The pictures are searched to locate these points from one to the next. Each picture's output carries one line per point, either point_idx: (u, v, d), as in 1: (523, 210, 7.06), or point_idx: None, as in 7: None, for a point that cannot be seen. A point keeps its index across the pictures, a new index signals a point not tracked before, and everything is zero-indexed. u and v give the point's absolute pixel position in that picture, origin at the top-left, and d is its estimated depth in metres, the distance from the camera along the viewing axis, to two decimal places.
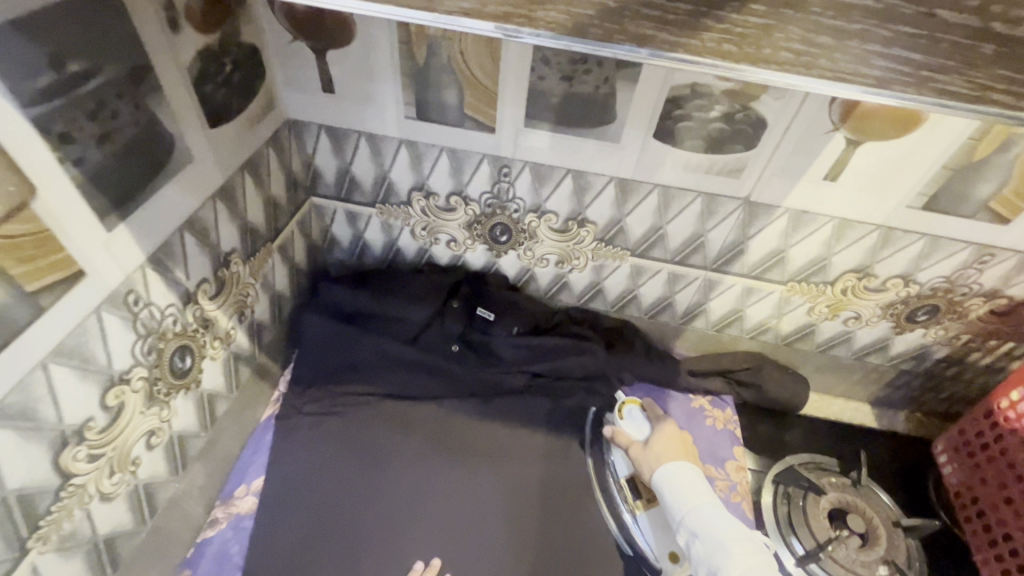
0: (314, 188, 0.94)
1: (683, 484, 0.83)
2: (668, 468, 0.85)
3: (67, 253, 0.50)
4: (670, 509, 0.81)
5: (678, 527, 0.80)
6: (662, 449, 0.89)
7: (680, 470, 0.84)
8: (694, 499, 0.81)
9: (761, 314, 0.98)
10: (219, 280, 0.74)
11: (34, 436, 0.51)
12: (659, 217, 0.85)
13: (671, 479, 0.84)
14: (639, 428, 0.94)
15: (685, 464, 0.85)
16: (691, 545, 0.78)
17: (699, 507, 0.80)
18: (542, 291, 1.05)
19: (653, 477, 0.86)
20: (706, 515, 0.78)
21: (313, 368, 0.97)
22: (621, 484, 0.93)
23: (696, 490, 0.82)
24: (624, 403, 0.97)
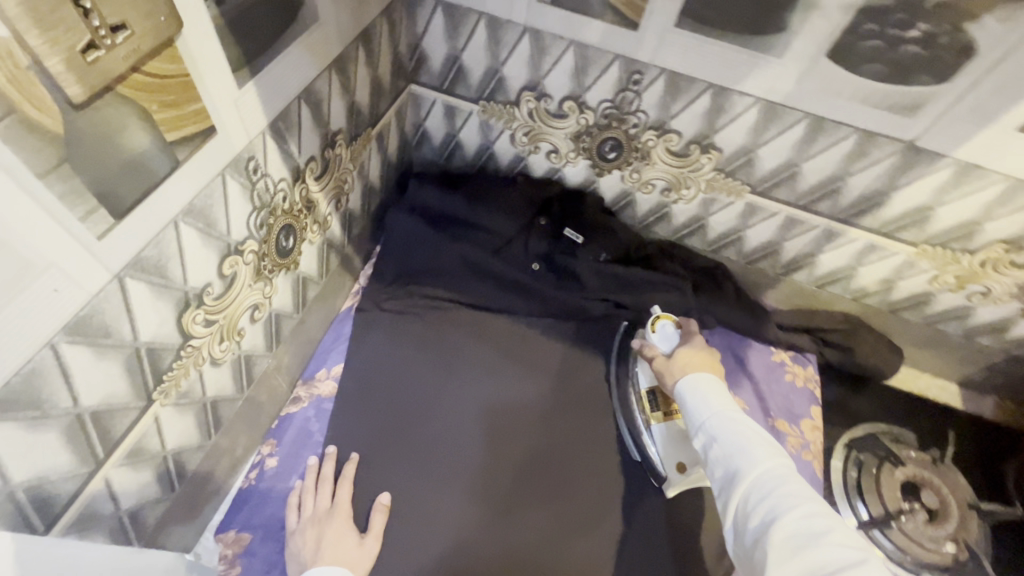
0: (416, 75, 0.88)
1: (708, 393, 0.64)
2: (692, 376, 0.67)
3: (203, 104, 0.46)
4: (692, 414, 0.63)
5: (697, 431, 0.61)
6: (690, 361, 0.71)
7: (705, 380, 0.65)
8: (723, 401, 0.62)
9: (874, 276, 0.90)
10: (324, 161, 0.71)
11: (165, 293, 0.50)
12: (798, 152, 0.76)
13: (694, 387, 0.66)
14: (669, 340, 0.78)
15: (711, 375, 0.67)
16: (708, 450, 0.59)
17: (731, 410, 0.61)
18: (637, 219, 0.99)
19: (677, 386, 0.68)
20: (732, 415, 0.59)
21: (395, 267, 0.95)
22: (641, 395, 0.87)
23: (725, 397, 0.63)
24: (658, 317, 0.80)
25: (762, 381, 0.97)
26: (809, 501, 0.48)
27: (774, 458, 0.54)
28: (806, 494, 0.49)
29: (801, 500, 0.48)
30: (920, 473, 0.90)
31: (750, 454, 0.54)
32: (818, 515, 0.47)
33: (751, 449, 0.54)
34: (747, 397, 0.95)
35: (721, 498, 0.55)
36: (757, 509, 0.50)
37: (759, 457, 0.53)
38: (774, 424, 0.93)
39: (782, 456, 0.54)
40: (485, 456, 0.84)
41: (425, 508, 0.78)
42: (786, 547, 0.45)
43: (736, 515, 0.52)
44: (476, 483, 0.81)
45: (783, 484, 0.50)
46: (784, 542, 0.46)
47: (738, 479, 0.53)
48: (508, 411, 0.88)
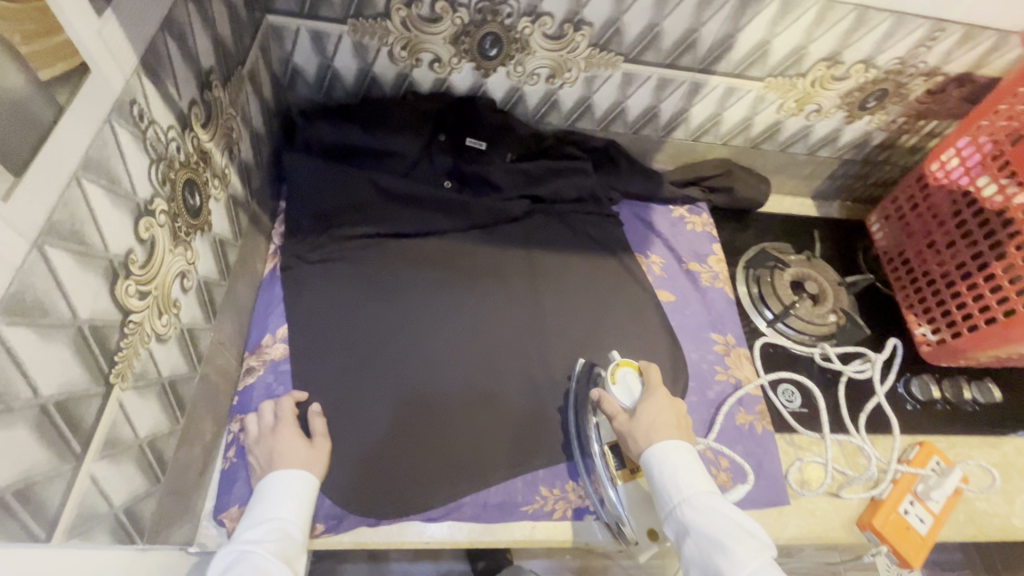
0: (270, 3, 0.81)
1: (676, 472, 0.72)
2: (661, 445, 0.75)
3: (66, 35, 0.41)
4: (663, 495, 0.72)
5: (670, 517, 0.71)
6: (654, 423, 0.77)
7: (673, 452, 0.74)
8: (690, 481, 0.72)
9: (736, 117, 1.04)
10: (205, 106, 0.65)
11: (90, 261, 0.46)
12: (658, 12, 0.84)
13: (664, 461, 0.73)
14: (629, 393, 0.83)
15: (677, 444, 0.75)
16: (683, 538, 0.69)
17: (699, 495, 0.70)
18: (530, 114, 1.03)
19: (642, 457, 0.76)
20: (700, 504, 0.69)
21: (306, 211, 0.91)
22: (605, 450, 0.84)
23: (691, 474, 0.72)
24: (618, 366, 0.86)
25: (670, 236, 1.10)
26: None
27: (747, 549, 0.64)
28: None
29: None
30: (802, 272, 1.09)
31: (728, 551, 0.64)
32: None
33: (729, 545, 0.64)
34: (661, 252, 1.08)
35: None
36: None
37: (736, 551, 0.64)
38: (687, 267, 1.08)
39: (753, 546, 0.65)
40: (453, 365, 0.88)
41: (410, 425, 0.82)
42: None
43: None
44: (449, 390, 0.86)
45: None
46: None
47: None
48: (464, 319, 0.92)
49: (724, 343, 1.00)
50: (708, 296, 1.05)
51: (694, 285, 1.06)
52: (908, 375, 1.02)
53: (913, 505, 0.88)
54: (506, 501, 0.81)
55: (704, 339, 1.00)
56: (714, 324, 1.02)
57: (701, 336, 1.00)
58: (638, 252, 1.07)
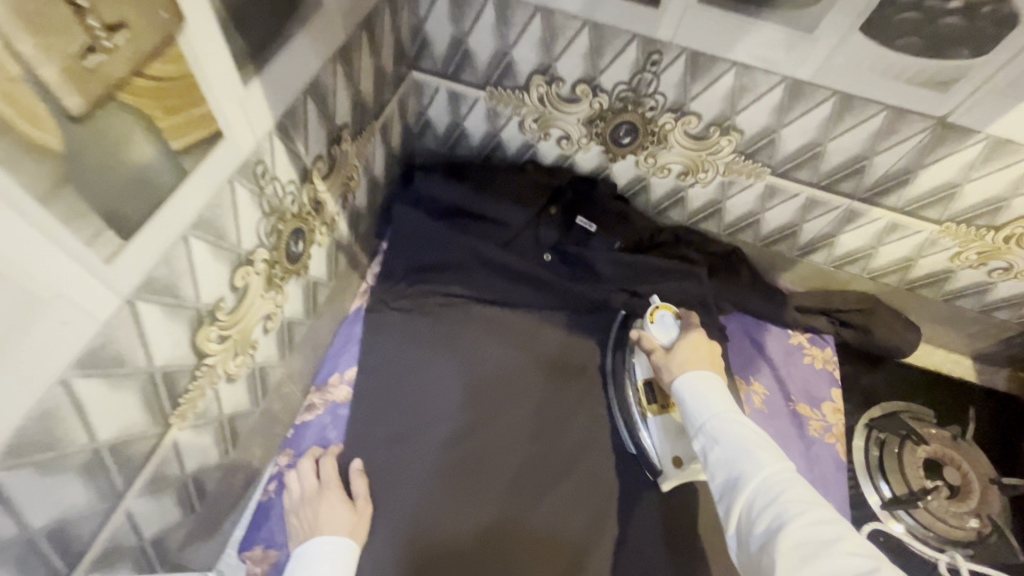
0: (418, 61, 0.83)
1: (710, 393, 0.62)
2: (692, 375, 0.65)
3: (208, 107, 0.42)
4: (692, 413, 0.62)
5: (697, 432, 0.60)
6: (689, 356, 0.68)
7: (705, 376, 0.64)
8: (722, 400, 0.61)
9: (894, 255, 0.89)
10: (330, 159, 0.67)
11: (177, 313, 0.47)
12: (824, 132, 0.73)
13: (694, 386, 0.64)
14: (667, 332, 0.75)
15: (714, 372, 0.65)
16: (708, 451, 0.58)
17: (730, 412, 0.59)
18: (650, 205, 0.96)
19: (674, 383, 0.67)
20: (735, 418, 0.58)
21: (403, 263, 0.92)
22: (638, 387, 0.84)
23: (726, 397, 0.61)
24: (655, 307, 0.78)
25: (782, 366, 0.96)
26: (815, 506, 0.48)
27: (778, 463, 0.53)
28: (810, 499, 0.49)
29: (809, 505, 0.48)
30: (942, 451, 0.90)
31: (755, 457, 0.53)
32: (823, 521, 0.47)
33: (756, 455, 0.53)
34: (767, 382, 0.95)
35: (722, 502, 0.54)
36: (766, 513, 0.49)
37: (763, 463, 0.53)
38: (794, 408, 0.93)
39: (784, 460, 0.54)
40: (506, 456, 0.82)
41: (449, 512, 0.76)
42: (795, 551, 0.45)
43: (739, 520, 0.52)
44: (498, 482, 0.80)
45: (787, 490, 0.50)
46: (794, 548, 0.46)
47: (743, 484, 0.52)
48: (529, 408, 0.86)
49: None
50: (814, 449, 0.89)
51: (800, 432, 0.91)
52: None
53: None
54: None
55: None
56: (816, 486, 0.86)
57: None
58: (739, 376, 0.94)
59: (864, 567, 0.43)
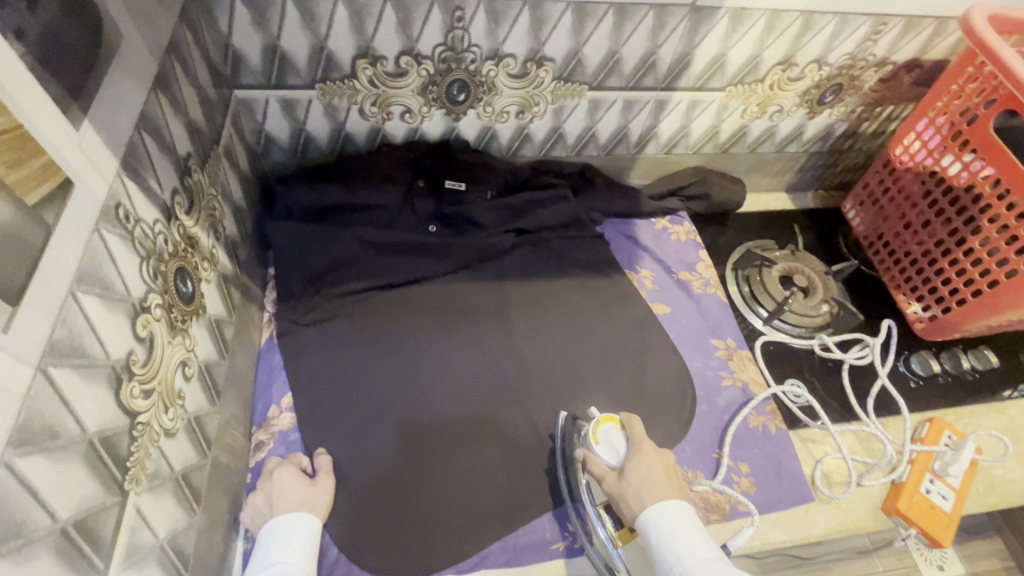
0: (236, 78, 0.82)
1: (676, 531, 0.65)
2: (656, 508, 0.67)
3: (48, 157, 0.41)
4: (664, 559, 0.64)
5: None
6: (644, 479, 0.71)
7: (670, 512, 0.66)
8: (692, 545, 0.64)
9: (703, 127, 1.07)
10: (187, 192, 0.65)
11: (94, 370, 0.45)
12: (615, 40, 0.86)
13: (660, 525, 0.66)
14: (615, 450, 0.77)
15: (676, 504, 0.67)
16: None
17: (701, 560, 0.62)
18: (504, 150, 1.05)
19: (638, 517, 0.68)
20: (709, 568, 0.61)
21: (298, 277, 0.91)
22: (600, 509, 0.77)
23: (693, 536, 0.65)
24: (599, 423, 0.79)
25: (656, 248, 1.12)
26: None
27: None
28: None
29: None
30: (788, 266, 1.11)
31: None
32: None
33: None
34: (650, 265, 1.10)
35: None
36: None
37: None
38: (677, 277, 1.09)
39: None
40: (457, 411, 0.88)
41: (421, 475, 0.82)
42: None
43: None
44: (458, 434, 0.86)
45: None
46: None
47: None
48: (466, 362, 0.92)
49: (726, 347, 1.01)
50: (702, 303, 1.06)
51: (687, 294, 1.07)
52: (907, 355, 1.04)
53: (934, 484, 0.89)
54: (533, 541, 0.81)
55: (707, 347, 1.01)
56: (713, 330, 1.03)
57: (701, 343, 1.01)
58: (627, 269, 1.09)
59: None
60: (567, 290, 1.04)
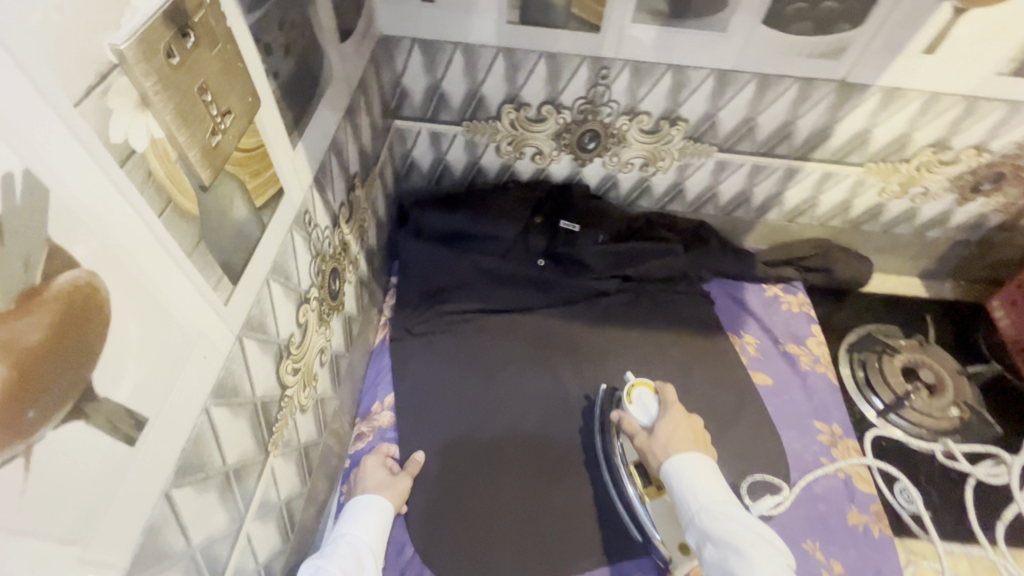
0: (399, 111, 0.93)
1: (695, 480, 0.68)
2: (679, 458, 0.71)
3: (274, 169, 0.51)
4: (682, 502, 0.68)
5: (690, 526, 0.66)
6: (671, 439, 0.74)
7: (691, 464, 0.69)
8: (709, 491, 0.67)
9: (833, 200, 1.04)
10: (350, 204, 0.76)
11: (269, 347, 0.55)
12: (753, 108, 0.88)
13: (681, 470, 0.69)
14: (647, 410, 0.81)
15: (696, 453, 0.70)
16: (703, 547, 0.64)
17: (719, 502, 0.65)
18: (622, 198, 1.09)
19: (663, 469, 0.72)
20: (726, 513, 0.64)
21: (418, 290, 1.01)
22: (631, 470, 0.83)
23: (713, 485, 0.67)
24: (632, 386, 0.85)
25: (765, 315, 1.08)
26: None
27: (766, 555, 0.58)
28: None
29: None
30: (913, 357, 1.03)
31: (744, 555, 0.58)
32: None
33: (745, 552, 0.59)
34: (756, 332, 1.06)
35: None
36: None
37: (753, 557, 0.58)
38: (784, 349, 1.04)
39: (770, 552, 0.59)
40: (537, 441, 0.91)
41: (502, 498, 0.85)
42: None
43: None
44: (537, 464, 0.88)
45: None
46: None
47: None
48: (554, 396, 0.95)
49: (829, 433, 0.95)
50: (810, 381, 1.00)
51: (793, 369, 1.02)
52: None
53: None
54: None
55: (807, 428, 0.95)
56: (819, 412, 0.97)
57: (802, 423, 0.96)
58: (730, 331, 1.06)
59: None
60: (665, 342, 1.03)
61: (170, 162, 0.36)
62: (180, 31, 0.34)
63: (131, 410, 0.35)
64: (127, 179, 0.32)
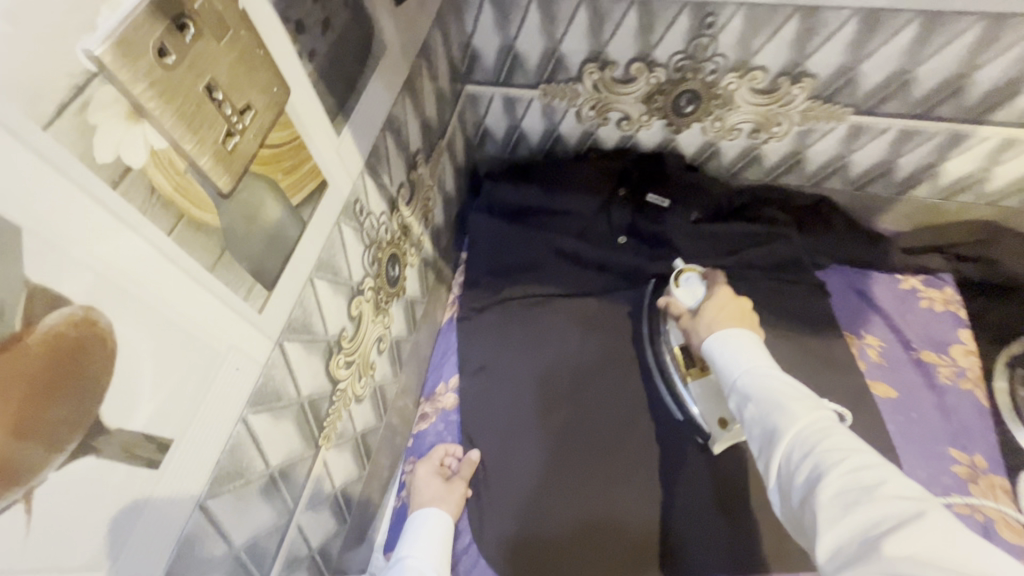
0: (471, 75, 0.86)
1: (741, 346, 0.55)
2: (721, 334, 0.58)
3: (314, 161, 0.47)
4: (723, 373, 0.55)
5: (730, 391, 0.53)
6: (715, 319, 0.62)
7: (734, 333, 0.57)
8: (756, 356, 0.54)
9: (1013, 174, 0.80)
10: (411, 184, 0.71)
11: (315, 347, 0.53)
12: (910, 58, 0.68)
13: (725, 341, 0.57)
14: (695, 295, 0.72)
15: (738, 329, 0.57)
16: (742, 409, 0.50)
17: (763, 366, 0.52)
18: (724, 169, 0.93)
19: (704, 347, 0.60)
20: (770, 374, 0.51)
21: (488, 267, 0.95)
22: (676, 353, 0.81)
23: (760, 352, 0.54)
24: (681, 271, 0.75)
25: (895, 313, 0.90)
26: (863, 456, 0.40)
27: (814, 412, 0.45)
28: (855, 447, 0.41)
29: (850, 452, 0.40)
30: None
31: (788, 409, 0.46)
32: (870, 470, 0.39)
33: (787, 403, 0.46)
34: (881, 333, 0.89)
35: (761, 462, 0.47)
36: (802, 465, 0.42)
37: (798, 414, 0.45)
38: (918, 356, 0.86)
39: (824, 410, 0.46)
40: (594, 424, 0.84)
41: (569, 503, 0.79)
42: (834, 506, 0.38)
43: (780, 477, 0.45)
44: (592, 449, 0.83)
45: (825, 440, 0.42)
46: (832, 502, 0.38)
47: (777, 441, 0.45)
48: (616, 379, 0.87)
49: (968, 465, 0.78)
50: (948, 399, 0.83)
51: (928, 382, 0.84)
52: None
53: None
54: None
55: (939, 458, 0.79)
56: (956, 438, 0.80)
57: (934, 451, 0.79)
58: (848, 331, 0.90)
59: (908, 517, 0.35)
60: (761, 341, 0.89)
61: (177, 174, 0.32)
62: (175, 22, 0.30)
63: (152, 436, 0.34)
64: (122, 201, 0.29)
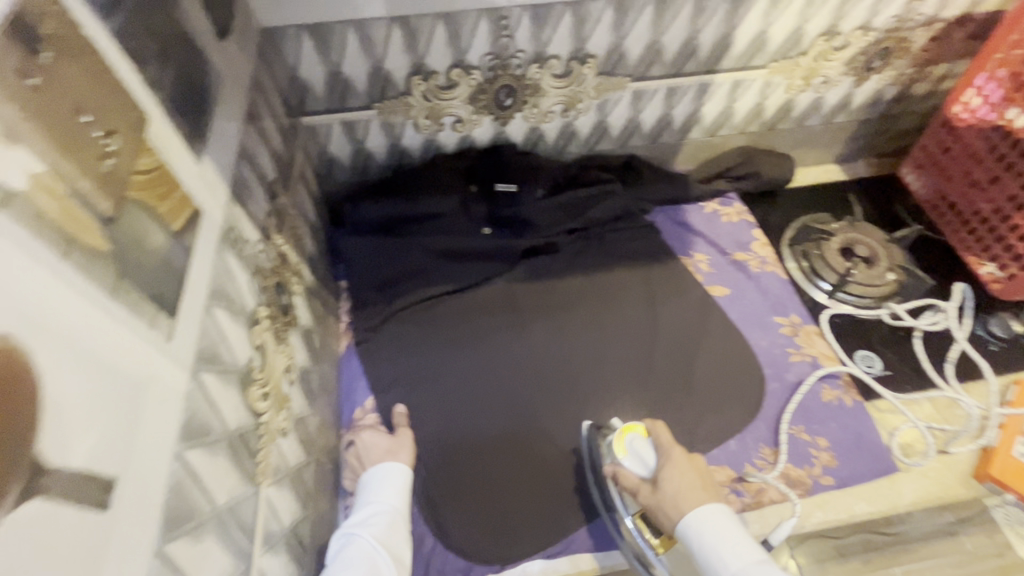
0: (304, 107, 0.88)
1: (719, 541, 0.64)
2: (695, 517, 0.66)
3: (183, 188, 0.47)
4: (712, 569, 0.63)
5: None
6: (679, 493, 0.69)
7: (706, 517, 0.65)
8: (735, 548, 0.63)
9: (747, 106, 1.07)
10: (276, 212, 0.72)
11: (229, 375, 0.51)
12: (656, 31, 0.89)
13: (702, 531, 0.65)
14: (644, 460, 0.75)
15: (709, 512, 0.66)
16: None
17: (747, 563, 0.62)
18: (552, 148, 1.08)
19: (677, 531, 0.67)
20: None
21: (372, 285, 0.97)
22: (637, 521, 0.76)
23: (735, 541, 0.64)
24: (622, 435, 0.78)
25: (709, 231, 1.12)
26: None
27: None
28: None
29: None
30: (849, 236, 1.10)
31: None
32: None
33: None
34: (704, 249, 1.10)
35: None
36: None
37: None
38: (734, 258, 1.09)
39: None
40: (512, 394, 0.91)
41: (513, 471, 0.85)
42: None
43: None
44: (518, 416, 0.89)
45: None
46: None
47: None
48: (519, 348, 0.95)
49: (790, 324, 1.01)
50: (763, 283, 1.06)
51: (745, 274, 1.07)
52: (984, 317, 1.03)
53: None
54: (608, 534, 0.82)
55: (769, 325, 1.01)
56: (776, 308, 1.03)
57: (766, 323, 1.01)
58: (682, 254, 1.09)
59: None
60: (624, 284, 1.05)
61: (61, 197, 0.32)
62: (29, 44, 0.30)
63: (95, 472, 0.32)
64: (15, 222, 0.28)
